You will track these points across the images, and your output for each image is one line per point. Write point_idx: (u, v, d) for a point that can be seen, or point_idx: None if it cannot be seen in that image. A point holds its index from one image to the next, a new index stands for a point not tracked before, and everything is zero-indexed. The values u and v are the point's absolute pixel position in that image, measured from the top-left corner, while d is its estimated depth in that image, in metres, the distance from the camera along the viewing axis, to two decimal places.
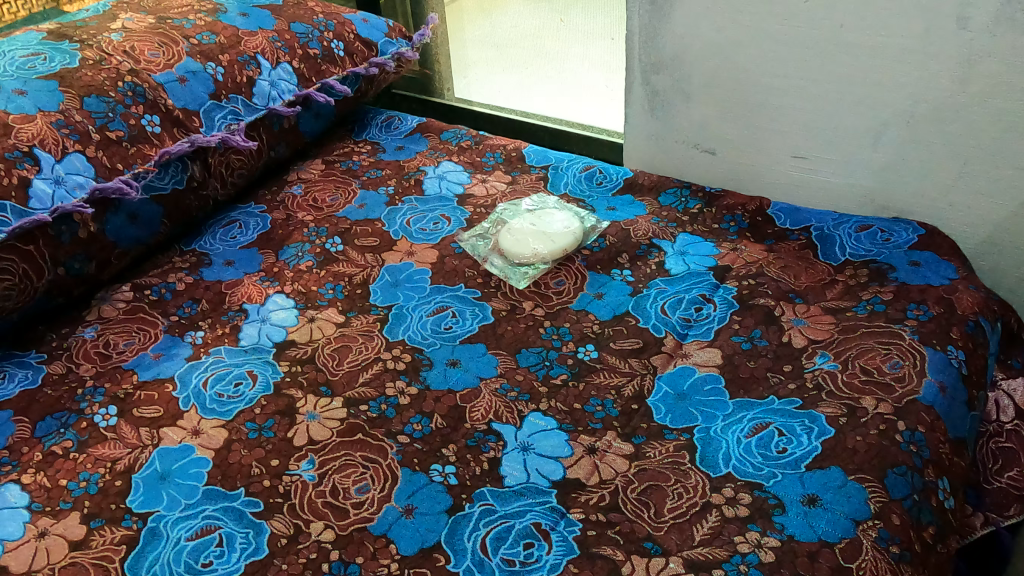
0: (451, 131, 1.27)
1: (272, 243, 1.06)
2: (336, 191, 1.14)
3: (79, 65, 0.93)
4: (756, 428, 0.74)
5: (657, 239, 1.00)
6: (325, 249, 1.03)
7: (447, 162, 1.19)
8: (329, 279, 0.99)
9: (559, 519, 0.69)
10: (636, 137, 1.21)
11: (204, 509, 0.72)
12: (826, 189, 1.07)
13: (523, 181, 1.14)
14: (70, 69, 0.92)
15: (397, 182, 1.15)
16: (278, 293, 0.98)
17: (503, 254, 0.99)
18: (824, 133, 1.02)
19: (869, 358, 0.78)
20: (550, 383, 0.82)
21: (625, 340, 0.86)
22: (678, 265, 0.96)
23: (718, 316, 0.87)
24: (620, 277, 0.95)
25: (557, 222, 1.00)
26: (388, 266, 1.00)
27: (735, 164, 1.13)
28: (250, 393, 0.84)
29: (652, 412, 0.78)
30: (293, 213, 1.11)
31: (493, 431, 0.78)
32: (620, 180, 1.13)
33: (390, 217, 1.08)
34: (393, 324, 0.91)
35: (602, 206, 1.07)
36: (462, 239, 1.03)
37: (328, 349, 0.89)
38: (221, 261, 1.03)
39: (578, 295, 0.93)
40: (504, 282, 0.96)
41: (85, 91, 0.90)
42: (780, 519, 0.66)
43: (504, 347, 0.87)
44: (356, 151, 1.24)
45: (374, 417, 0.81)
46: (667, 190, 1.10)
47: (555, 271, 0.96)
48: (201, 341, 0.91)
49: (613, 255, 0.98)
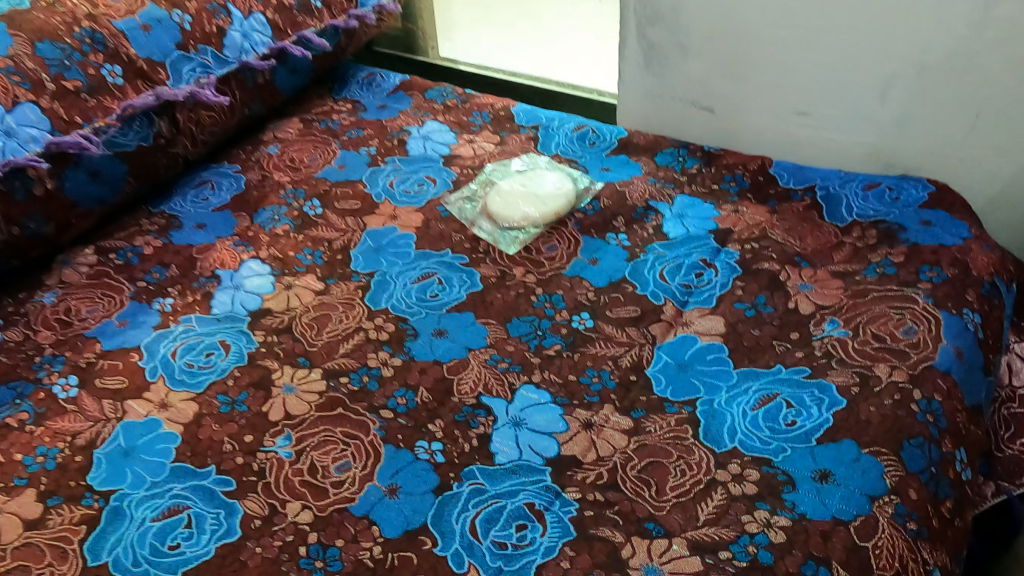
0: (437, 89, 1.20)
1: (246, 205, 0.99)
2: (315, 151, 1.08)
3: (31, 7, 0.86)
4: (763, 401, 0.70)
5: (654, 202, 0.95)
6: (303, 212, 0.97)
7: (432, 122, 1.13)
8: (307, 244, 0.93)
9: (553, 500, 0.65)
10: (629, 95, 1.15)
11: (172, 488, 0.67)
12: (829, 147, 1.02)
13: (512, 142, 1.08)
14: (20, 10, 0.85)
15: (380, 143, 1.09)
16: (252, 260, 0.92)
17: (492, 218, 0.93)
18: (830, 88, 0.97)
19: (881, 324, 0.74)
20: (542, 354, 0.77)
21: (623, 308, 0.81)
22: (677, 229, 0.90)
23: (721, 282, 0.83)
24: (615, 241, 0.90)
25: (548, 185, 0.95)
26: (370, 230, 0.94)
27: (735, 122, 1.07)
28: (222, 363, 0.79)
29: (652, 384, 0.74)
30: (268, 173, 1.04)
31: (482, 405, 0.73)
32: (614, 139, 1.06)
33: (372, 179, 1.02)
34: (376, 292, 0.86)
35: (596, 166, 1.01)
36: (448, 202, 0.97)
37: (306, 318, 0.84)
38: (191, 223, 0.97)
39: (571, 260, 0.88)
40: (492, 247, 0.90)
41: (36, 36, 0.83)
42: (791, 496, 0.62)
43: (493, 315, 0.82)
44: (336, 110, 1.17)
45: (355, 390, 0.76)
46: (663, 149, 1.04)
47: (547, 235, 0.91)
48: (170, 308, 0.86)
49: (608, 219, 0.93)
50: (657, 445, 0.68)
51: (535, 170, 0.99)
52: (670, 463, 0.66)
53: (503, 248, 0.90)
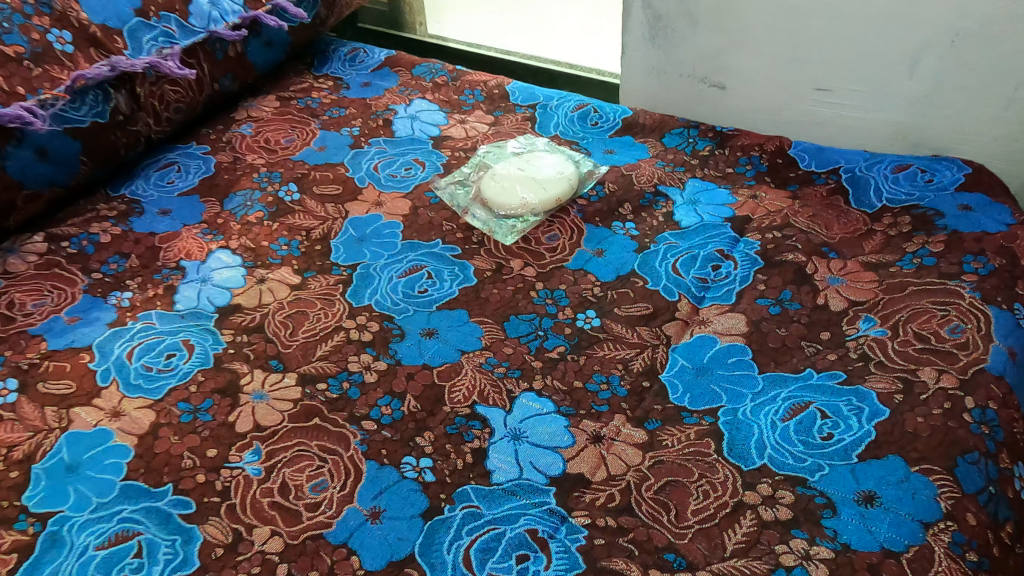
0: (425, 66, 1.10)
1: (216, 190, 0.91)
2: (293, 131, 0.99)
3: None
4: (794, 411, 0.62)
5: (664, 186, 0.86)
6: (278, 197, 0.89)
7: (420, 101, 1.03)
8: (283, 233, 0.85)
9: (559, 526, 0.57)
10: (632, 70, 1.06)
11: (121, 510, 0.59)
12: (851, 126, 0.94)
13: (506, 122, 0.98)
14: None
15: (363, 123, 1.00)
16: (223, 248, 0.84)
17: (487, 205, 0.84)
18: (853, 60, 0.88)
19: (924, 322, 0.66)
20: (544, 357, 0.69)
21: (633, 305, 0.73)
22: (690, 216, 0.82)
23: (741, 278, 0.75)
24: (622, 230, 0.81)
25: (548, 167, 0.85)
26: (352, 218, 0.86)
27: (748, 99, 0.99)
28: (185, 366, 0.70)
29: (667, 391, 0.66)
30: (241, 155, 0.95)
31: (477, 416, 0.65)
32: (618, 120, 0.97)
33: (354, 162, 0.93)
34: (358, 287, 0.77)
35: (598, 149, 0.92)
36: (438, 188, 0.88)
37: (280, 317, 0.75)
38: (154, 209, 0.88)
39: (574, 252, 0.79)
40: (488, 238, 0.81)
41: None
42: (831, 523, 0.54)
43: (489, 314, 0.73)
44: (316, 88, 1.08)
45: (334, 398, 0.67)
46: (672, 130, 0.95)
47: (548, 225, 0.82)
48: (128, 303, 0.77)
49: (613, 206, 0.84)
50: (676, 461, 0.60)
51: (533, 151, 0.89)
52: (692, 483, 0.58)
53: (499, 239, 0.81)
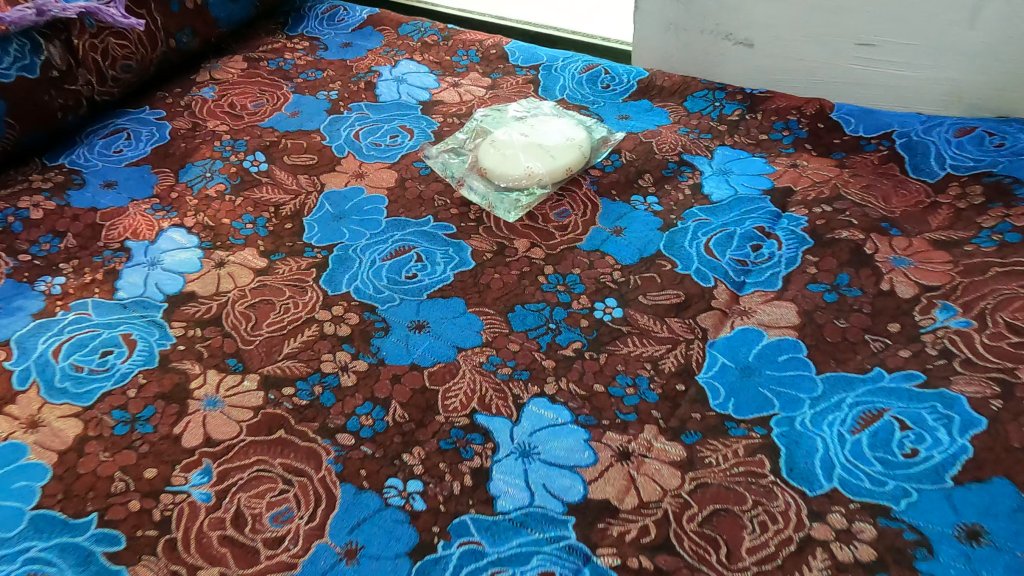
0: (412, 24, 0.97)
1: (172, 160, 0.79)
2: (262, 95, 0.87)
3: None
4: (865, 421, 0.51)
5: (689, 155, 0.74)
6: (242, 168, 0.76)
7: (407, 62, 0.90)
8: (248, 209, 0.73)
9: (580, 568, 0.45)
10: (642, 28, 0.92)
11: (31, 547, 0.47)
12: (897, 87, 0.82)
13: (506, 85, 0.85)
14: None
15: (342, 86, 0.87)
16: (176, 226, 0.72)
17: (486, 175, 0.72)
18: (905, 10, 0.76)
19: (1017, 312, 0.55)
20: (557, 356, 0.58)
21: (660, 293, 0.62)
22: (721, 188, 0.71)
23: (787, 260, 0.63)
24: (643, 206, 0.70)
25: (556, 132, 0.73)
26: (328, 192, 0.73)
27: (779, 57, 0.86)
28: (123, 366, 0.59)
29: (707, 396, 0.55)
30: (201, 121, 0.83)
31: (477, 428, 0.53)
32: (634, 83, 0.85)
33: (331, 129, 0.81)
34: (334, 271, 0.65)
35: (611, 114, 0.80)
36: (428, 157, 0.75)
37: (240, 307, 0.63)
38: (97, 181, 0.76)
39: (589, 230, 0.68)
40: (486, 213, 0.69)
41: None
42: (927, 566, 0.43)
43: (490, 303, 0.61)
44: (290, 48, 0.96)
45: (304, 406, 0.55)
46: (695, 93, 0.83)
47: (557, 199, 0.70)
48: (59, 291, 0.65)
49: (632, 177, 0.72)
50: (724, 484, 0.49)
51: (538, 116, 0.77)
52: (744, 513, 0.47)
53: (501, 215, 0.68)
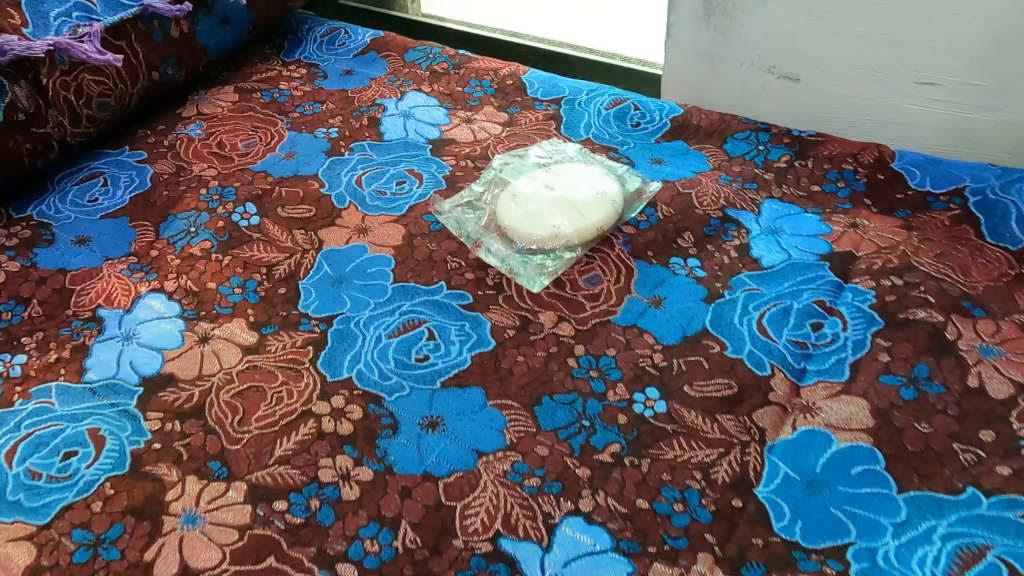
0: (420, 50, 0.89)
1: (152, 211, 0.71)
2: (254, 133, 0.79)
3: None
4: (964, 558, 0.44)
5: (733, 210, 0.66)
6: (231, 222, 0.68)
7: (415, 93, 0.82)
8: (236, 271, 0.65)
9: None
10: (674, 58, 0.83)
11: None
12: (961, 130, 0.74)
13: (524, 121, 0.77)
14: None
15: (344, 122, 0.79)
16: (156, 290, 0.64)
17: (506, 235, 0.63)
18: (979, 46, 0.68)
19: None
20: (592, 462, 0.50)
21: (707, 382, 0.54)
22: (772, 251, 0.62)
23: (852, 343, 0.55)
24: (684, 270, 0.61)
25: (584, 183, 0.64)
26: (326, 251, 0.66)
27: (829, 93, 0.77)
28: (87, 472, 0.51)
29: (771, 517, 0.47)
30: (186, 163, 0.76)
31: (502, 556, 0.45)
32: (666, 121, 0.76)
33: (330, 174, 0.73)
34: (334, 350, 0.58)
35: (643, 157, 0.71)
36: (440, 212, 0.67)
37: (226, 396, 0.56)
38: (68, 236, 0.69)
39: (624, 301, 0.59)
40: (507, 281, 0.60)
41: None
42: None
43: (513, 395, 0.53)
44: (285, 76, 0.88)
45: (298, 525, 0.47)
46: (735, 134, 0.74)
47: (587, 262, 0.61)
48: (20, 372, 0.58)
49: (669, 236, 0.64)
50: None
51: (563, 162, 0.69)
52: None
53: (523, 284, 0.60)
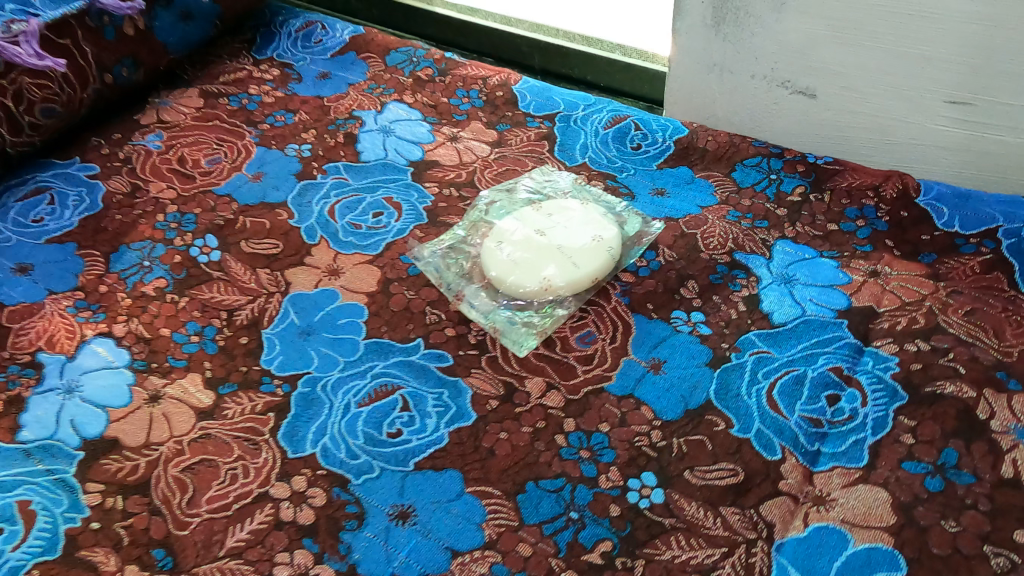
0: (402, 52, 0.82)
1: (102, 239, 0.64)
2: (218, 147, 0.72)
3: None
4: None
5: (742, 254, 0.60)
6: (189, 257, 0.62)
7: (396, 105, 0.76)
8: (193, 315, 0.59)
9: None
10: (677, 67, 0.73)
11: None
12: (994, 154, 0.66)
13: (514, 141, 0.70)
14: None
15: (317, 137, 0.73)
16: (103, 334, 0.58)
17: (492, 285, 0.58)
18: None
19: None
20: (579, 564, 0.44)
21: (710, 468, 0.48)
22: (785, 305, 0.56)
23: (872, 421, 0.50)
24: (686, 327, 0.55)
25: (579, 227, 0.58)
26: (293, 295, 0.60)
27: (851, 112, 0.68)
28: (12, 555, 0.46)
29: None
30: (143, 183, 0.68)
31: None
32: (671, 142, 0.69)
33: (300, 202, 0.66)
34: (298, 419, 0.52)
35: (644, 187, 0.65)
36: (418, 254, 0.61)
37: (175, 470, 0.50)
38: (10, 264, 0.62)
39: (620, 363, 0.53)
40: (492, 341, 0.55)
41: None
42: None
43: (495, 480, 0.48)
44: (255, 77, 0.80)
45: None
46: (747, 160, 0.67)
47: (580, 317, 0.56)
48: None
49: (672, 286, 0.58)
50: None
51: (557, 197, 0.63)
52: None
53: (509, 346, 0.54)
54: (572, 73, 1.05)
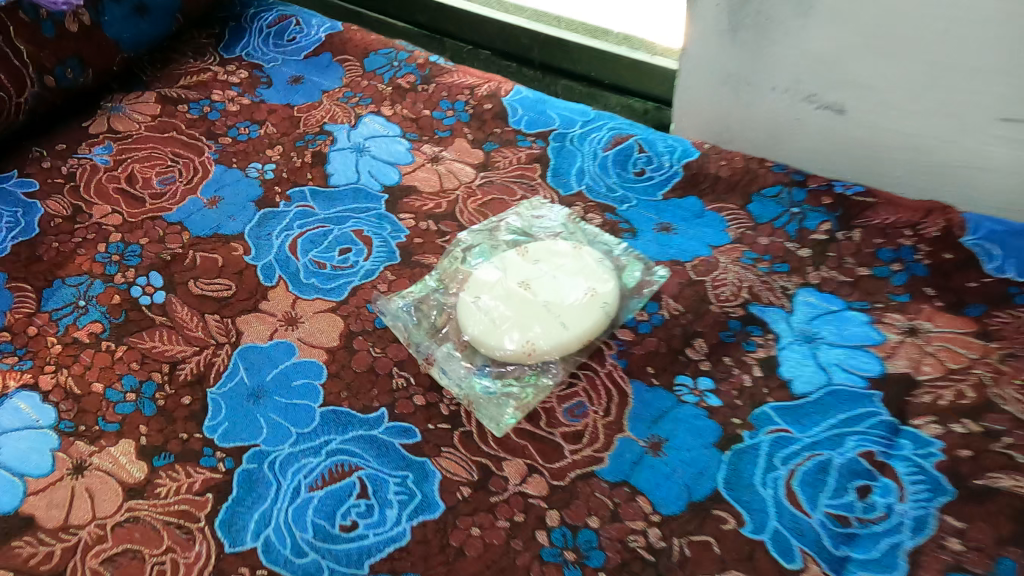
0: (381, 57, 0.73)
1: (36, 270, 0.56)
2: (173, 163, 0.64)
3: None
4: None
5: (758, 306, 0.51)
6: (130, 297, 0.55)
7: (373, 117, 0.68)
8: (131, 366, 0.52)
9: None
10: (691, 76, 0.64)
11: None
12: None
13: (503, 164, 0.63)
14: None
15: (284, 156, 0.65)
16: (27, 386, 0.51)
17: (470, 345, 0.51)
18: None
19: None
20: None
21: None
22: (808, 370, 0.48)
23: (911, 520, 0.41)
24: (691, 398, 0.47)
25: (570, 278, 0.51)
26: (243, 347, 0.53)
27: (882, 129, 0.57)
28: None
29: None
30: (86, 205, 0.61)
31: None
32: (679, 168, 0.61)
33: (259, 234, 0.59)
34: (240, 504, 0.45)
35: (647, 221, 0.58)
36: (386, 305, 0.54)
37: (93, 563, 0.43)
38: None
39: (614, 442, 0.46)
40: (467, 414, 0.48)
41: None
42: None
43: None
44: (220, 81, 0.72)
45: None
46: (765, 189, 0.58)
47: (568, 386, 0.49)
48: None
49: (676, 345, 0.50)
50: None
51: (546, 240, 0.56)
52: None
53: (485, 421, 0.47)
54: (575, 69, 0.96)
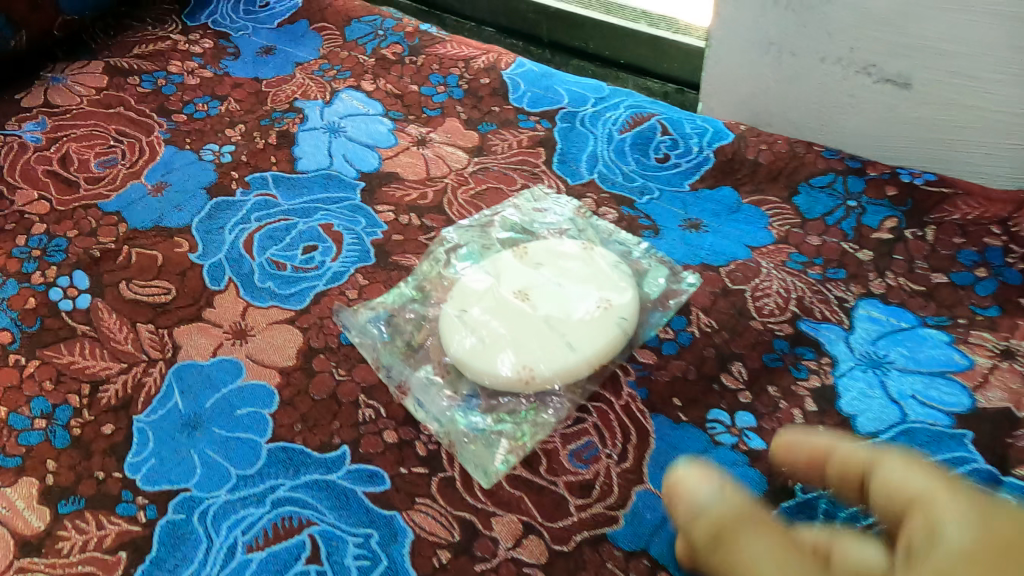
0: (363, 25, 0.64)
1: None
2: (118, 144, 0.55)
3: None
4: None
5: (809, 323, 0.42)
6: (49, 301, 0.46)
7: (352, 93, 0.59)
8: (43, 387, 0.43)
9: None
10: (721, 47, 0.54)
11: None
12: None
13: (501, 148, 0.54)
14: None
15: (246, 137, 0.56)
16: None
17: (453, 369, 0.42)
18: None
19: None
20: None
21: None
22: (875, 405, 0.38)
23: None
24: (727, 440, 0.38)
25: (578, 288, 0.42)
26: (179, 367, 0.44)
27: (961, 103, 0.47)
28: None
29: None
30: (10, 190, 0.51)
31: None
32: (710, 153, 0.51)
33: (209, 228, 0.50)
34: (159, 568, 0.36)
35: (673, 216, 0.48)
36: (351, 318, 0.45)
37: None
38: None
39: (631, 496, 0.36)
40: (447, 458, 0.39)
41: None
42: None
43: None
44: (180, 50, 0.62)
45: None
46: (812, 180, 0.48)
47: (575, 421, 0.39)
48: None
49: (709, 371, 0.40)
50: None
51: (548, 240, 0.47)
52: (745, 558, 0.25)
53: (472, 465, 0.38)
54: (587, 47, 0.86)
